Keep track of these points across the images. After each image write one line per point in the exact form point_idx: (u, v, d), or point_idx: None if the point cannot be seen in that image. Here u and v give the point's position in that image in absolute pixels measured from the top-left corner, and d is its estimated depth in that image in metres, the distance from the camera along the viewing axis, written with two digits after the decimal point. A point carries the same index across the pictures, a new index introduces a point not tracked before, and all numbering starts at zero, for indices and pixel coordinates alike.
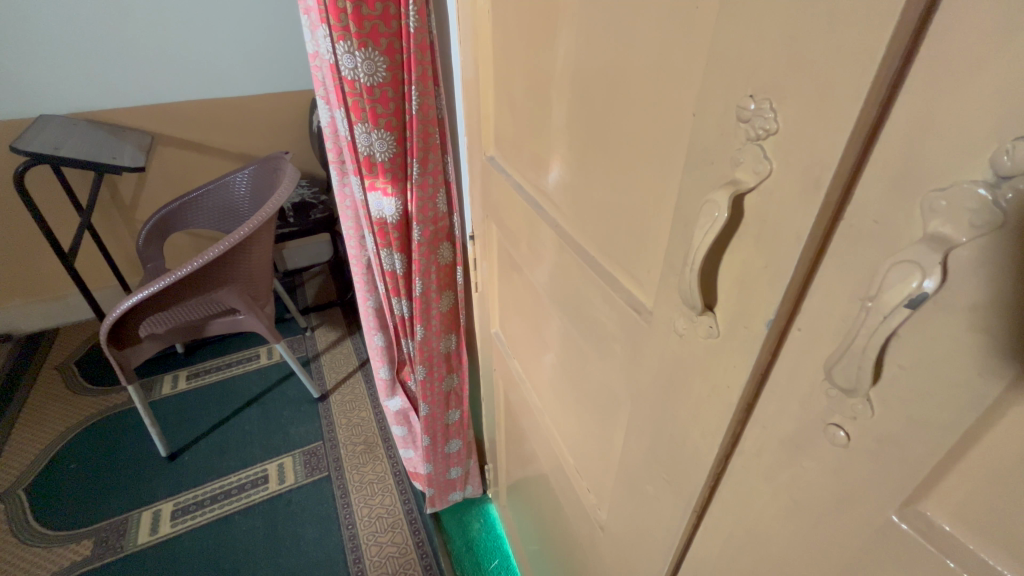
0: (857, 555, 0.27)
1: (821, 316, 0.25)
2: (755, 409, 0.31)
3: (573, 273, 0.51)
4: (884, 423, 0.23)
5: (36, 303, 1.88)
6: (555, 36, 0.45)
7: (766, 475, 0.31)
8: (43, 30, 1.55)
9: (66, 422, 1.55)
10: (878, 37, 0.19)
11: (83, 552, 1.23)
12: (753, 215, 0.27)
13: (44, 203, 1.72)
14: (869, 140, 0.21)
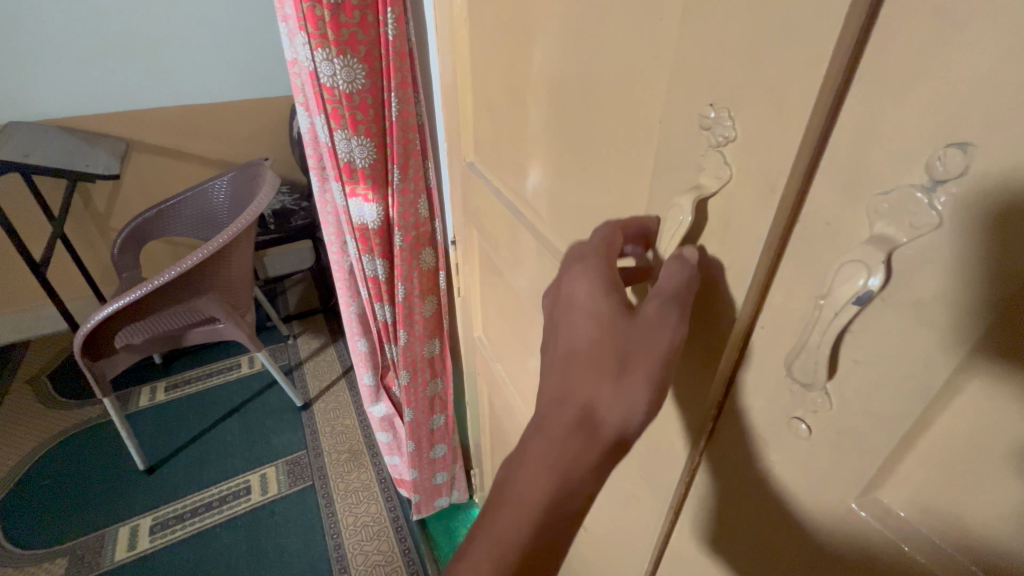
0: (825, 545, 0.28)
1: (778, 318, 0.27)
2: (722, 409, 0.32)
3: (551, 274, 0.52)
4: (840, 414, 0.24)
5: (6, 315, 1.83)
6: (530, 44, 0.47)
7: (736, 472, 0.32)
8: (13, 37, 1.52)
9: (38, 437, 1.51)
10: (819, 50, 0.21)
11: (57, 570, 1.20)
12: (713, 219, 0.29)
13: (13, 212, 1.68)
14: (818, 147, 0.23)
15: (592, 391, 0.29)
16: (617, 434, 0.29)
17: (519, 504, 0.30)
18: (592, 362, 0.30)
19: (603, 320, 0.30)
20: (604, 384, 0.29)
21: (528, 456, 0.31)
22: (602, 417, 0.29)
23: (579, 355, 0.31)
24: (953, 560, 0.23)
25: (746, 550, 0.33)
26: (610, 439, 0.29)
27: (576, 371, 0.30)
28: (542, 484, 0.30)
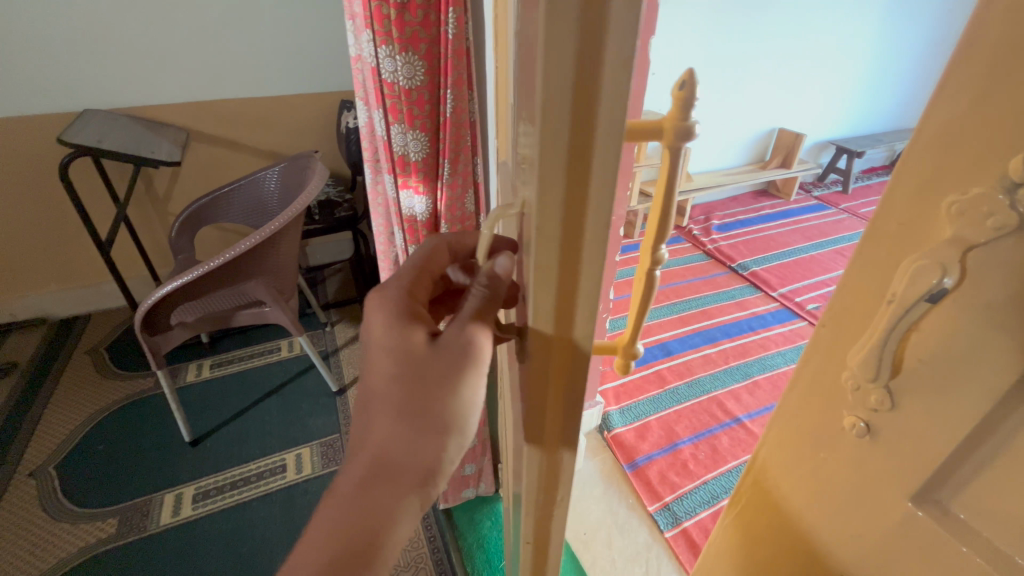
0: (893, 521, 0.33)
1: (845, 309, 0.32)
2: (798, 392, 0.38)
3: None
4: (907, 398, 0.29)
5: (70, 289, 1.96)
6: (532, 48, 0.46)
7: (811, 448, 0.38)
8: (92, 30, 1.63)
9: (94, 404, 1.61)
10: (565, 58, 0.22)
11: (108, 530, 1.28)
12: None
13: (84, 193, 1.80)
14: (589, 165, 0.26)
15: (393, 423, 0.43)
16: (411, 453, 0.42)
17: (337, 525, 0.41)
18: (390, 399, 0.44)
19: (397, 363, 0.45)
20: (400, 417, 0.43)
21: (343, 488, 0.43)
22: (393, 451, 0.42)
23: (380, 393, 0.45)
24: (1005, 553, 0.28)
25: (815, 517, 0.39)
26: (405, 461, 0.42)
27: (379, 410, 0.44)
28: (361, 502, 0.41)
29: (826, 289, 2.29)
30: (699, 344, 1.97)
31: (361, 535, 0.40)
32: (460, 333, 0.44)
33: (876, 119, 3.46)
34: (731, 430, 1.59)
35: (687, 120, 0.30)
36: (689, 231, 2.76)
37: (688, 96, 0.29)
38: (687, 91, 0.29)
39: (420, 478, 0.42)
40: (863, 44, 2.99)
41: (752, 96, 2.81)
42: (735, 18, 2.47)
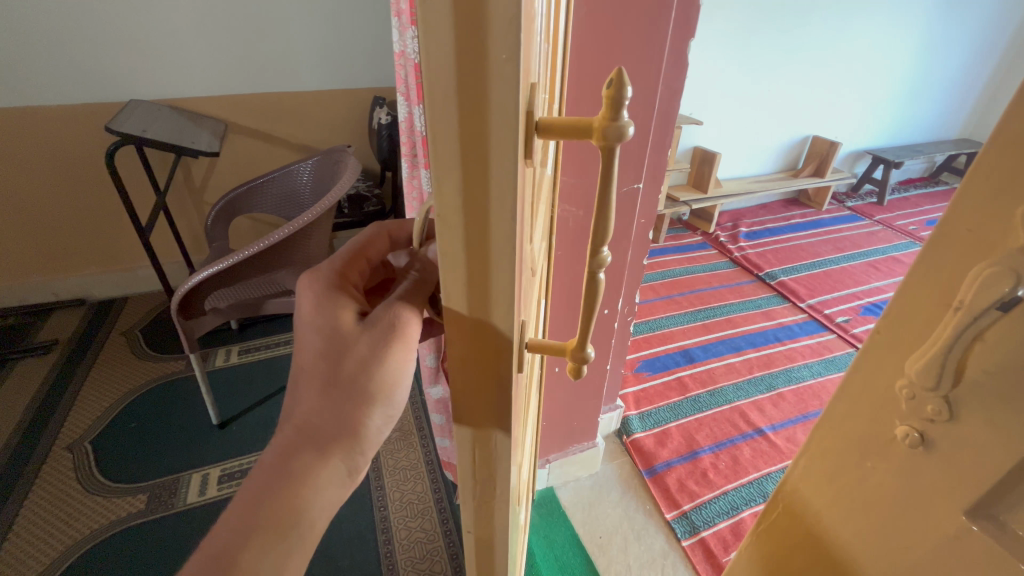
0: (951, 529, 0.37)
1: (901, 323, 0.37)
2: (841, 415, 0.44)
3: (530, 289, 0.46)
4: (972, 403, 0.33)
5: (110, 273, 2.04)
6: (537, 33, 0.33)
7: (868, 465, 0.42)
8: (142, 25, 1.69)
9: (128, 384, 1.67)
10: (443, 55, 0.22)
11: (138, 505, 1.32)
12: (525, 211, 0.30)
13: (127, 180, 1.87)
14: (485, 157, 0.25)
15: (322, 399, 0.44)
16: (341, 425, 0.44)
17: (261, 499, 0.42)
18: (316, 374, 0.45)
19: (324, 342, 0.45)
20: (325, 390, 0.44)
21: (266, 459, 0.44)
22: (317, 422, 0.44)
23: (307, 370, 0.45)
24: None
25: (867, 533, 0.44)
26: (334, 429, 0.44)
27: (306, 384, 0.45)
28: (288, 474, 0.43)
29: (857, 302, 2.23)
30: (723, 352, 1.94)
31: (285, 507, 0.42)
32: (387, 312, 0.44)
33: (914, 130, 3.36)
34: (753, 441, 1.57)
35: (618, 120, 0.27)
36: (716, 237, 2.71)
37: (619, 98, 0.27)
38: (618, 95, 0.27)
39: (348, 444, 0.44)
40: (903, 52, 2.92)
41: (786, 102, 2.76)
42: (772, 22, 2.43)
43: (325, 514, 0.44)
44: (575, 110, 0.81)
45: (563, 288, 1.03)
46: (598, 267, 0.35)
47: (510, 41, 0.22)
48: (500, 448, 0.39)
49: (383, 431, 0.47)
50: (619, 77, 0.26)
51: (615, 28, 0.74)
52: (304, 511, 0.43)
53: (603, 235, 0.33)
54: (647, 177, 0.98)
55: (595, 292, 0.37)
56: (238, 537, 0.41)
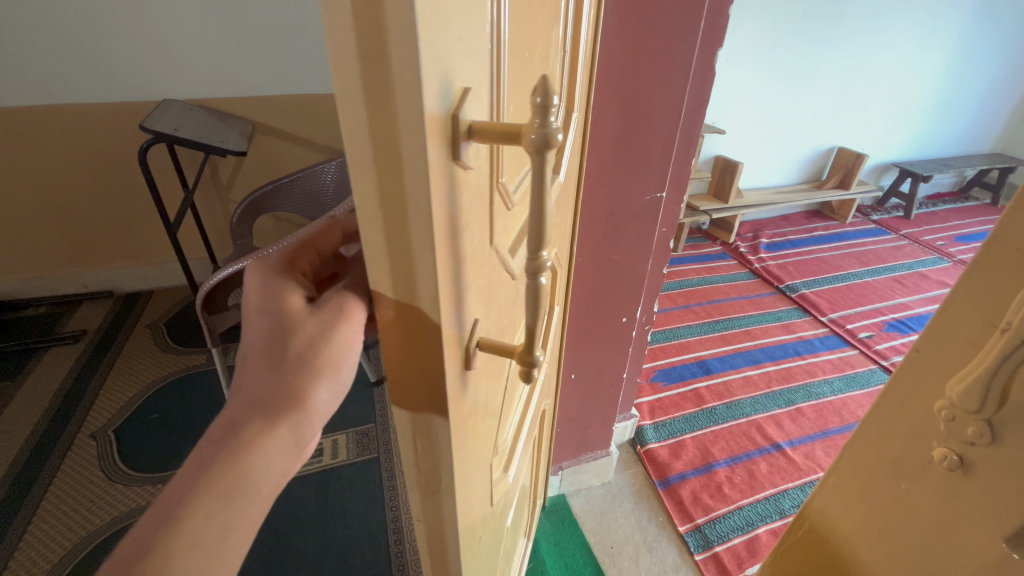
0: (994, 536, 0.46)
1: (940, 351, 0.46)
2: (877, 433, 0.54)
3: (503, 295, 0.46)
4: (1009, 424, 0.42)
5: (137, 266, 2.09)
6: (508, 44, 0.34)
7: (919, 481, 0.51)
8: (177, 28, 1.74)
9: (151, 375, 1.71)
10: (350, 56, 0.23)
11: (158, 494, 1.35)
12: (460, 213, 0.30)
13: (157, 177, 1.93)
14: (397, 155, 0.25)
15: (265, 376, 0.36)
16: (290, 404, 0.35)
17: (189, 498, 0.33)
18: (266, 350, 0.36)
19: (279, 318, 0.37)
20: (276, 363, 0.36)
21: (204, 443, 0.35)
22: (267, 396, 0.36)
23: (257, 350, 0.36)
24: None
25: (917, 541, 0.52)
26: (285, 403, 0.35)
27: (253, 361, 0.37)
28: (223, 456, 0.34)
29: (881, 318, 2.18)
30: (740, 365, 1.91)
31: (222, 496, 0.33)
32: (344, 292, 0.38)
33: (945, 143, 3.29)
34: (770, 456, 1.54)
35: (545, 125, 0.26)
36: (736, 247, 2.68)
37: (544, 103, 0.26)
38: (545, 104, 0.26)
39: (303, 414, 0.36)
40: (934, 64, 2.86)
41: (812, 113, 2.72)
42: (799, 32, 2.40)
43: (268, 498, 0.35)
44: (600, 117, 0.81)
45: (581, 293, 1.02)
46: (539, 269, 0.34)
47: (410, 45, 0.21)
48: (441, 436, 0.37)
49: (333, 408, 0.38)
50: (547, 86, 0.26)
51: (644, 35, 0.74)
52: (245, 497, 0.34)
53: (543, 239, 0.32)
54: (670, 186, 0.97)
55: (539, 297, 0.35)
56: (162, 536, 0.32)
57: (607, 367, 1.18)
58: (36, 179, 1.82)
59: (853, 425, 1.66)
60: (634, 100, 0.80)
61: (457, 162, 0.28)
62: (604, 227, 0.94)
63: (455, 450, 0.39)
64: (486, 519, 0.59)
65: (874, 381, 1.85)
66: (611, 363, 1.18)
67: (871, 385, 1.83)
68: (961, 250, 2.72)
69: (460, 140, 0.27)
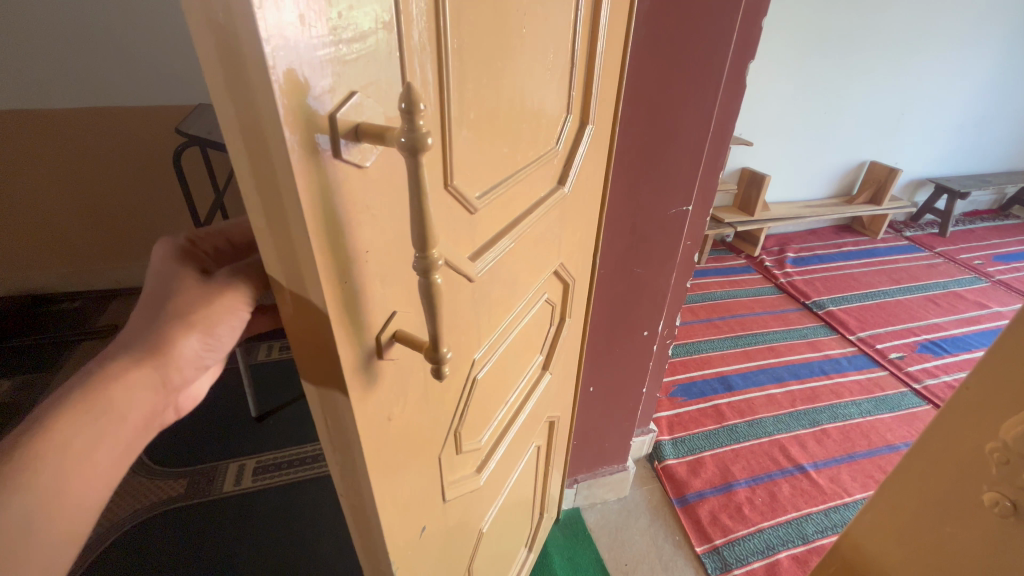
0: None
1: (987, 387, 0.46)
2: (917, 471, 0.53)
3: (451, 299, 0.48)
4: None
5: None
6: (430, 63, 0.36)
7: (968, 527, 0.49)
8: None
9: None
10: (212, 62, 0.26)
11: (178, 489, 1.38)
12: (352, 209, 0.32)
13: (190, 179, 1.99)
14: (263, 150, 0.28)
15: (143, 325, 0.43)
16: (153, 349, 0.42)
17: (53, 412, 0.39)
18: (148, 305, 0.43)
19: (164, 282, 0.43)
20: (153, 315, 0.43)
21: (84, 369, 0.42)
22: (139, 339, 0.42)
23: (142, 306, 0.44)
24: None
25: None
26: (149, 348, 0.42)
27: (138, 313, 0.44)
28: (96, 381, 0.40)
29: (913, 338, 2.10)
30: (764, 382, 1.86)
31: (93, 421, 0.40)
32: (233, 284, 0.43)
33: (984, 159, 3.17)
34: (794, 478, 1.49)
35: (412, 131, 0.27)
36: (761, 261, 2.63)
37: (412, 111, 0.27)
38: (408, 110, 0.27)
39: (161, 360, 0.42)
40: (974, 77, 2.78)
41: (844, 126, 2.66)
42: (831, 44, 2.36)
43: (135, 427, 0.42)
44: (627, 130, 0.80)
45: (604, 307, 1.01)
46: (429, 268, 0.33)
47: (257, 53, 0.24)
48: (343, 413, 0.39)
49: (205, 359, 0.45)
50: (413, 93, 0.27)
51: (673, 47, 0.73)
52: (112, 420, 0.41)
53: (432, 237, 0.32)
54: (697, 201, 0.96)
55: (435, 299, 0.35)
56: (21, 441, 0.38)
57: (626, 381, 1.16)
58: (83, 179, 1.90)
59: (882, 449, 1.60)
60: (662, 112, 0.79)
61: (340, 159, 0.30)
62: (627, 240, 0.93)
63: (365, 432, 0.41)
64: (440, 511, 0.61)
65: (904, 404, 1.78)
66: (630, 377, 1.16)
67: (901, 409, 1.76)
68: (1000, 271, 2.61)
69: (340, 140, 0.30)
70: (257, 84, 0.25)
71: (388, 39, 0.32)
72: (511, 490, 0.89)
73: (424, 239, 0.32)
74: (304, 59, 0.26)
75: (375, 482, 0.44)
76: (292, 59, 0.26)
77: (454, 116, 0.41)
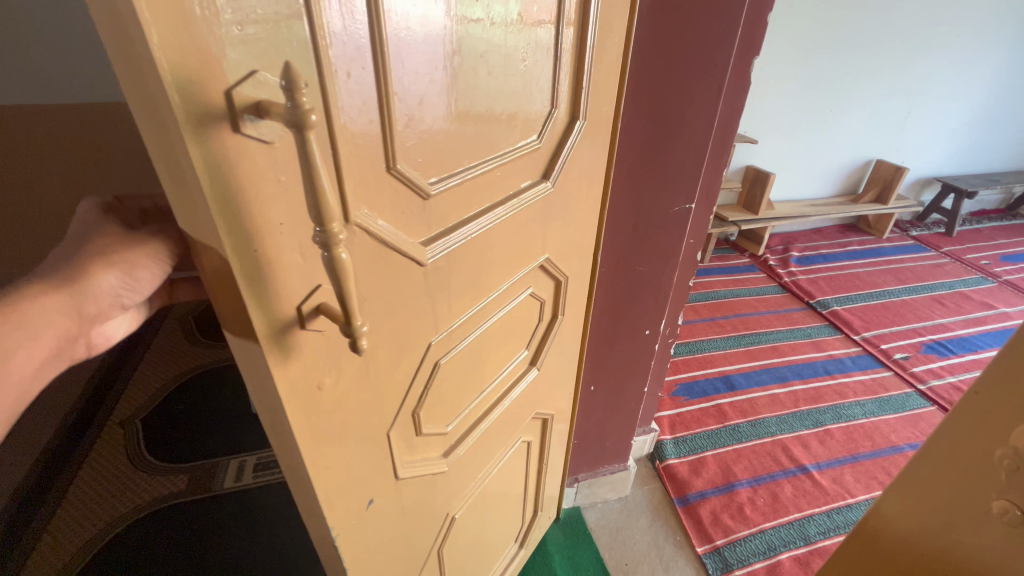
0: None
1: (1000, 398, 0.45)
2: (926, 480, 0.52)
3: (398, 280, 0.50)
4: None
5: None
6: (360, 51, 0.38)
7: (971, 536, 0.48)
8: None
9: (180, 367, 1.76)
10: (109, 41, 0.29)
11: (178, 485, 1.38)
12: (260, 181, 0.34)
13: None
14: (158, 122, 0.30)
15: (62, 259, 0.43)
16: (66, 278, 0.42)
17: None
18: (69, 244, 0.43)
19: (85, 229, 0.43)
20: (72, 251, 0.43)
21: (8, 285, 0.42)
22: (56, 271, 0.42)
23: (64, 245, 0.44)
24: None
25: None
26: (62, 278, 0.42)
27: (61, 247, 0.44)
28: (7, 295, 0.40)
29: (918, 338, 2.08)
30: (767, 382, 1.85)
31: (5, 335, 0.40)
32: (153, 240, 0.42)
33: (994, 158, 3.14)
34: (796, 479, 1.48)
35: (296, 108, 0.30)
36: (765, 260, 2.61)
37: (293, 88, 0.29)
38: (289, 87, 0.29)
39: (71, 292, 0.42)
40: (986, 74, 2.74)
41: (851, 124, 2.63)
42: (840, 40, 2.34)
43: (49, 349, 0.42)
44: (630, 127, 0.79)
45: (606, 304, 1.00)
46: (328, 242, 0.35)
47: (137, 31, 0.27)
48: (266, 376, 0.42)
49: (124, 298, 0.44)
50: (294, 73, 0.29)
51: (674, 42, 0.72)
52: (26, 340, 0.41)
53: (329, 209, 0.34)
54: (700, 198, 0.95)
55: (342, 272, 0.36)
56: None
57: (627, 381, 1.16)
58: None
59: (886, 450, 1.59)
60: (665, 107, 0.78)
61: (242, 132, 0.32)
62: (630, 237, 0.92)
63: (291, 398, 0.44)
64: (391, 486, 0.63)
65: (908, 405, 1.76)
66: (630, 376, 1.15)
67: (905, 409, 1.75)
68: (1007, 271, 2.58)
69: (241, 114, 0.31)
70: (146, 58, 0.27)
71: (305, 16, 0.33)
72: (491, 478, 0.90)
73: (320, 209, 0.33)
74: (195, 37, 0.28)
75: (303, 444, 0.47)
76: (182, 38, 0.28)
77: (397, 102, 0.42)
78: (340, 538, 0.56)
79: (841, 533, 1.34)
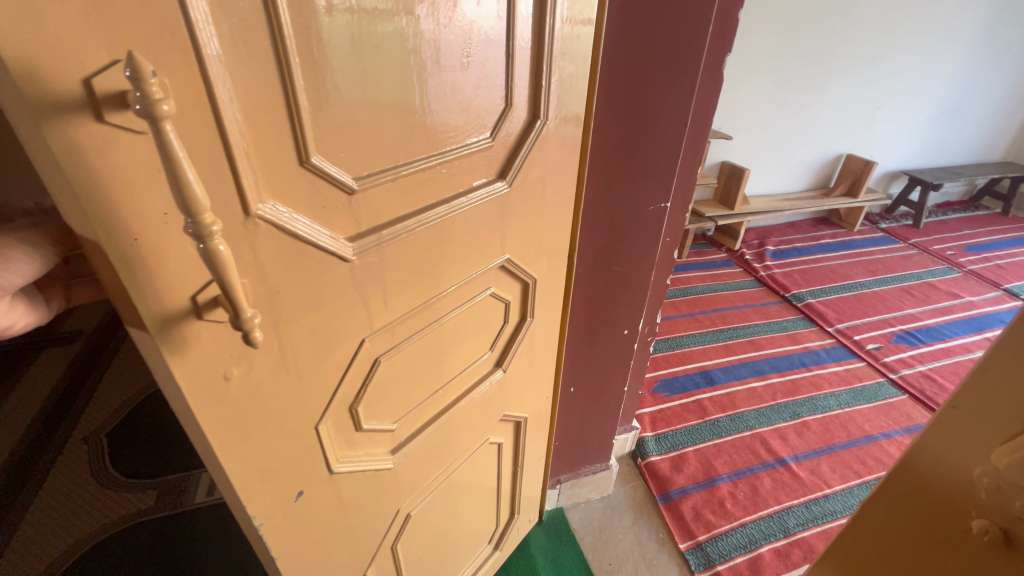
0: None
1: (980, 416, 0.41)
2: (905, 491, 0.48)
3: (321, 275, 0.48)
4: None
5: None
6: (254, 40, 0.36)
7: None
8: None
9: (146, 379, 1.69)
10: None
11: (146, 502, 1.33)
12: (137, 171, 0.33)
13: None
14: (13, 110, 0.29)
15: None
16: None
17: None
18: None
19: None
20: None
21: None
22: None
23: None
24: None
25: None
26: None
27: None
28: None
29: (889, 329, 2.13)
30: (745, 376, 1.87)
31: None
32: (27, 231, 0.40)
33: (958, 150, 3.24)
34: (775, 472, 1.50)
35: (145, 97, 0.29)
36: (742, 254, 2.65)
37: (140, 77, 0.29)
38: (135, 78, 0.29)
39: None
40: (948, 70, 2.82)
41: (822, 119, 2.68)
42: (811, 36, 2.37)
43: None
44: (603, 125, 0.77)
45: (584, 305, 0.99)
46: (201, 233, 0.34)
47: None
48: (164, 369, 0.41)
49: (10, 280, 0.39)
50: (139, 61, 0.29)
51: (645, 41, 0.71)
52: None
53: (198, 201, 0.33)
54: (675, 196, 0.94)
55: (221, 264, 0.36)
56: None
57: (607, 381, 1.15)
58: None
59: (861, 441, 1.62)
60: (636, 107, 0.76)
61: (106, 122, 0.31)
62: (606, 237, 0.91)
63: (192, 390, 0.42)
64: (327, 484, 0.62)
65: (881, 395, 1.81)
66: (611, 376, 1.15)
67: (879, 399, 1.78)
68: (971, 260, 2.67)
69: (102, 104, 0.30)
70: None
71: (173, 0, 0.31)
72: (454, 475, 0.89)
73: (187, 199, 0.33)
74: (38, 21, 0.27)
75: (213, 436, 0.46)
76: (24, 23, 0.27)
77: (307, 94, 0.41)
78: (264, 527, 0.56)
79: (818, 524, 1.36)
